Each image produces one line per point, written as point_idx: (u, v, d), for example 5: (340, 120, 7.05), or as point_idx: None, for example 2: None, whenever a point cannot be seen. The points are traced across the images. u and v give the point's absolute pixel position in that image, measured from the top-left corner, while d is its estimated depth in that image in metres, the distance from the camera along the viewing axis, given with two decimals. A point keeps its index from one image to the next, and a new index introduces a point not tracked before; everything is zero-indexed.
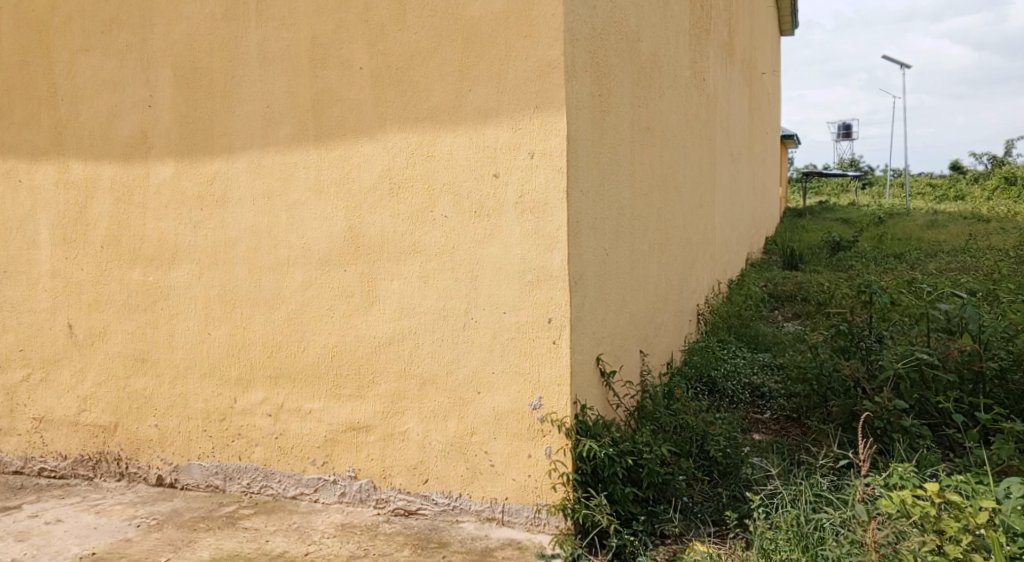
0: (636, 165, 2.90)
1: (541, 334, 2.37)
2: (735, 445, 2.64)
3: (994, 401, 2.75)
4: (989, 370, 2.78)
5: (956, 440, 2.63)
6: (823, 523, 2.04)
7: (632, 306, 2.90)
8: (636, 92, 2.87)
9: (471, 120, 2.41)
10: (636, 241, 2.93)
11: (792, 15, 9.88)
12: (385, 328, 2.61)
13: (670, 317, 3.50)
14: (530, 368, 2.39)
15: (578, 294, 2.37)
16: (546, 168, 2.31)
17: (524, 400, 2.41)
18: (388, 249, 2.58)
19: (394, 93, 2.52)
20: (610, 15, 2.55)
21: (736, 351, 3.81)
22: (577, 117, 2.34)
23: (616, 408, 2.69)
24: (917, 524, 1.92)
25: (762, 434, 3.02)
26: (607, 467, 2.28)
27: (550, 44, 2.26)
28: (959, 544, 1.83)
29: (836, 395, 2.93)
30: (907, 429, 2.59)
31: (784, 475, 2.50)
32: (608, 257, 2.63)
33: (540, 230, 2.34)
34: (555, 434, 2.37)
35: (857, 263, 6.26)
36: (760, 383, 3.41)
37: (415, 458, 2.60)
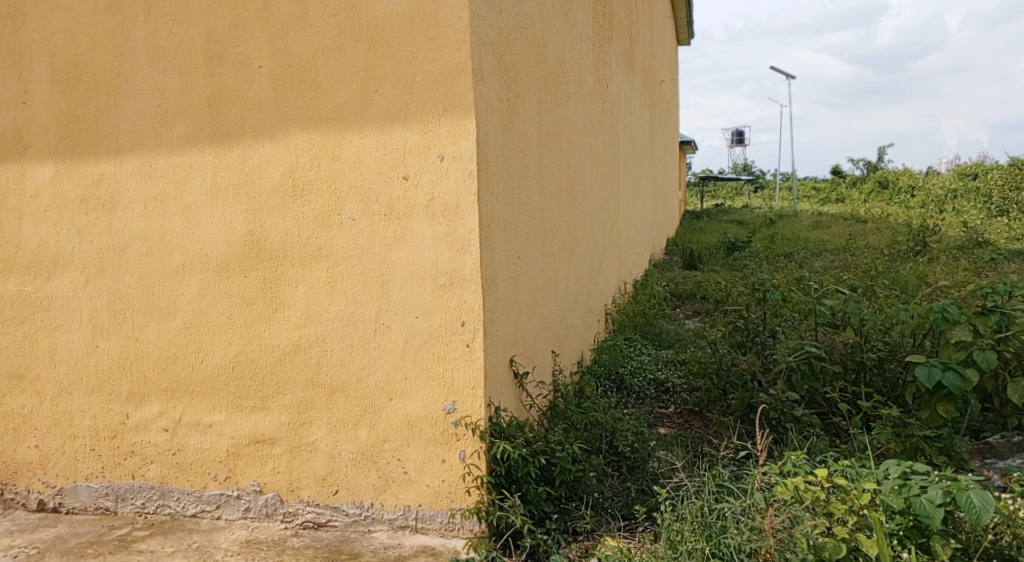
0: (545, 169, 2.94)
1: (453, 337, 2.35)
2: (642, 440, 2.72)
3: (874, 389, 2.97)
4: (869, 360, 3.00)
5: (842, 427, 2.82)
6: (725, 513, 2.11)
7: (543, 308, 2.93)
8: (544, 97, 2.91)
9: (378, 122, 2.37)
10: (546, 243, 2.97)
11: (688, 25, 10.29)
12: (290, 336, 2.52)
13: (580, 317, 3.57)
14: (443, 372, 2.37)
15: (490, 297, 2.38)
16: (456, 170, 2.30)
17: (438, 405, 2.39)
18: (293, 254, 2.49)
19: (296, 93, 2.44)
20: (515, 20, 2.58)
21: (642, 348, 3.93)
22: (486, 121, 2.35)
23: (530, 408, 2.72)
24: (809, 507, 2.06)
25: (667, 428, 3.13)
26: (520, 467, 2.30)
27: (457, 47, 2.25)
28: (846, 525, 2.00)
29: (734, 388, 3.08)
30: (799, 419, 2.77)
31: (689, 467, 2.60)
32: (519, 259, 2.65)
33: (451, 233, 2.33)
34: (468, 438, 2.37)
35: (751, 262, 6.60)
36: (664, 379, 3.52)
37: (324, 469, 2.53)
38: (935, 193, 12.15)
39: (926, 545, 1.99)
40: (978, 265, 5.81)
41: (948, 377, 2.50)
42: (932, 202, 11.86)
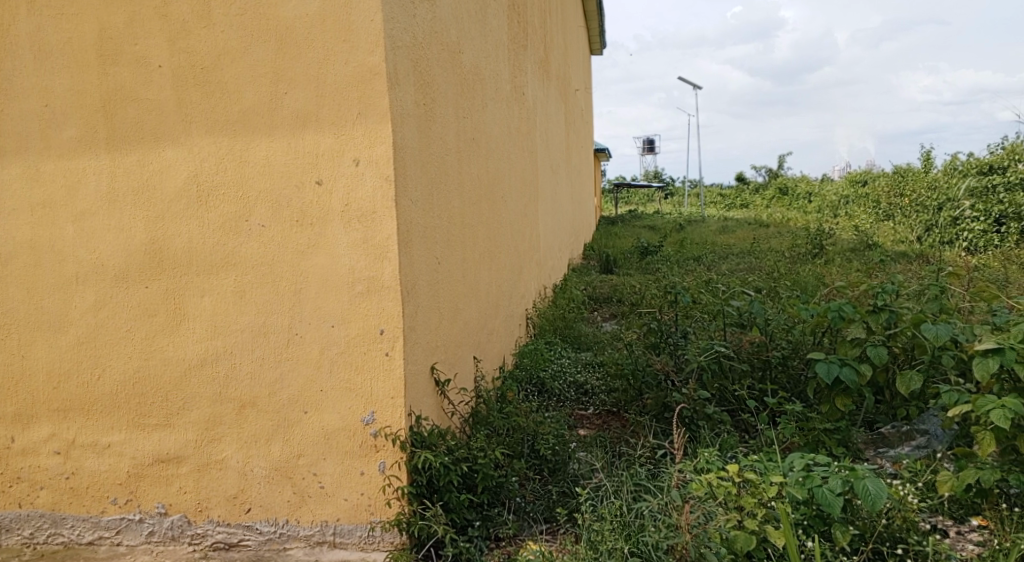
0: (464, 174, 2.93)
1: (371, 346, 2.30)
2: (563, 442, 2.70)
3: (778, 386, 3.11)
4: (773, 358, 3.13)
5: (750, 423, 2.95)
6: (643, 511, 2.16)
7: (465, 314, 2.91)
8: (460, 102, 2.90)
9: (289, 126, 2.29)
10: (466, 249, 2.96)
11: (601, 36, 10.52)
12: (197, 349, 2.40)
13: (502, 322, 3.58)
14: (361, 382, 2.32)
15: (410, 304, 2.34)
16: (373, 175, 2.26)
17: (356, 416, 2.33)
18: (198, 263, 2.38)
19: (200, 94, 2.33)
20: (430, 24, 2.55)
21: (561, 351, 3.97)
22: (403, 125, 2.31)
23: (452, 416, 2.70)
24: (721, 502, 2.14)
25: (586, 429, 3.17)
26: (442, 476, 2.27)
27: (370, 50, 2.21)
28: (756, 518, 2.07)
29: (649, 388, 3.17)
30: (710, 416, 2.87)
31: (608, 468, 2.63)
32: (440, 265, 2.62)
33: (368, 239, 2.28)
34: (388, 449, 2.32)
35: (663, 266, 6.81)
36: (583, 381, 3.54)
37: (235, 487, 2.42)
38: (830, 198, 12.91)
39: (827, 532, 2.10)
40: (869, 266, 6.20)
41: (844, 373, 2.66)
42: (827, 207, 12.60)
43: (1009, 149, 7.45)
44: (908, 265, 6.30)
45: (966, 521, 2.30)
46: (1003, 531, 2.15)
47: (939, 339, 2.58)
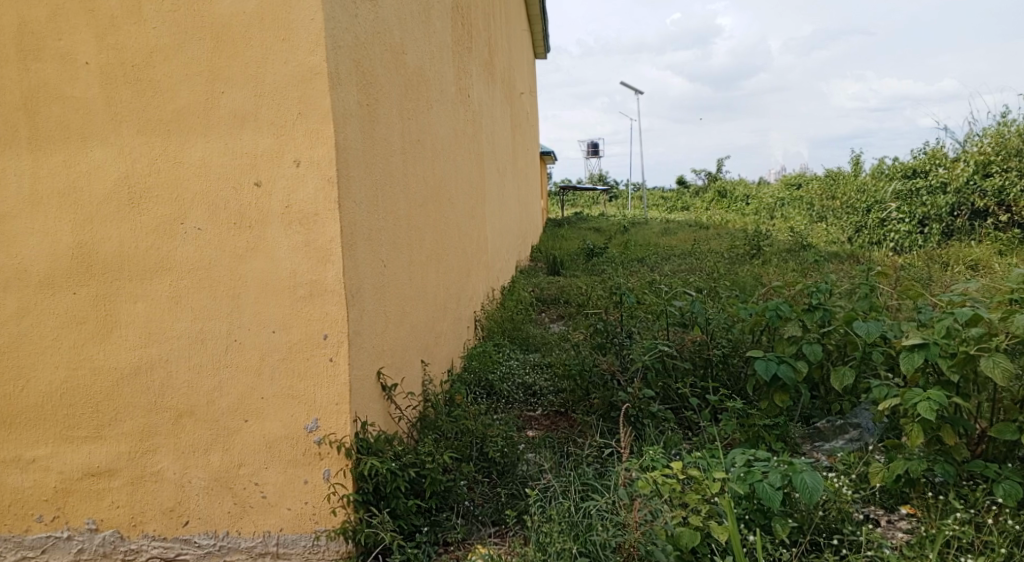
0: (409, 176, 2.90)
1: (315, 352, 2.25)
2: (512, 444, 2.70)
3: (720, 383, 3.18)
4: (715, 356, 3.21)
5: (693, 420, 3.01)
6: (591, 510, 2.19)
7: (412, 317, 2.88)
8: (405, 103, 2.87)
9: (226, 126, 2.23)
10: (413, 251, 2.93)
11: (545, 40, 10.59)
12: (129, 357, 2.31)
13: (449, 325, 3.56)
14: (304, 389, 2.27)
15: (355, 308, 2.30)
16: (315, 177, 2.21)
17: (299, 423, 2.28)
18: (129, 268, 2.28)
19: (131, 92, 2.24)
20: (372, 24, 2.52)
21: (509, 353, 3.97)
22: (345, 126, 2.27)
23: (399, 420, 2.66)
24: (667, 500, 2.17)
25: (535, 430, 3.18)
26: (389, 482, 2.24)
27: (310, 49, 2.17)
28: (700, 514, 2.11)
29: (596, 388, 3.20)
30: (655, 414, 2.93)
31: (556, 468, 2.64)
32: (385, 268, 2.58)
33: (310, 242, 2.23)
34: (333, 456, 2.27)
35: (608, 267, 6.90)
36: (531, 382, 3.55)
37: (172, 500, 2.33)
38: (767, 201, 13.33)
39: (768, 525, 2.16)
40: (804, 266, 6.42)
41: (782, 369, 2.75)
42: (763, 209, 13.01)
43: (930, 154, 7.84)
44: (840, 265, 6.55)
45: (896, 510, 2.39)
46: (930, 518, 2.24)
47: (870, 336, 2.69)
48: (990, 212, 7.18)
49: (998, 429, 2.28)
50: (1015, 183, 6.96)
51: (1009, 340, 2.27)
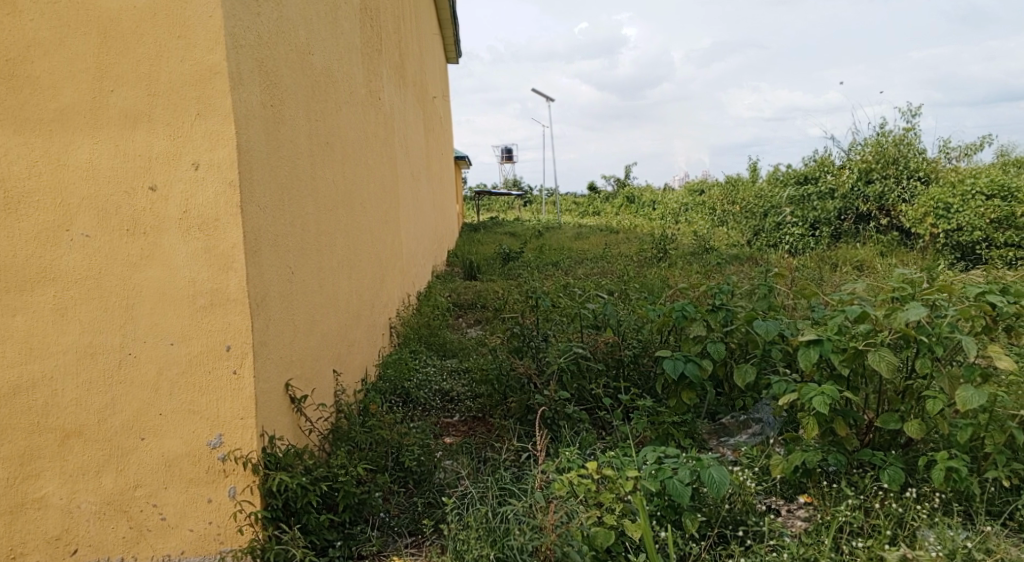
0: (318, 179, 2.82)
1: (217, 364, 2.15)
2: (428, 451, 2.66)
3: (632, 383, 3.26)
4: (626, 356, 3.29)
5: (606, 420, 3.07)
6: (509, 515, 2.18)
7: (323, 324, 2.80)
8: (312, 105, 2.79)
9: (115, 126, 2.09)
10: (323, 257, 2.85)
11: (456, 44, 10.56)
12: (6, 375, 2.12)
13: (363, 332, 3.48)
14: (206, 404, 2.16)
15: (260, 317, 2.20)
16: (214, 181, 2.11)
17: (201, 440, 2.16)
18: (6, 279, 2.10)
19: (7, 89, 2.08)
20: (276, 23, 2.43)
21: (426, 359, 3.91)
22: (247, 127, 2.18)
23: (309, 433, 2.57)
24: (582, 500, 2.21)
25: (452, 437, 3.14)
26: (299, 498, 2.16)
27: (209, 48, 2.07)
28: (614, 513, 2.17)
29: (513, 391, 3.20)
30: (570, 416, 2.95)
31: (473, 475, 2.62)
32: (293, 275, 2.50)
33: (211, 249, 2.13)
34: (239, 473, 2.18)
35: (523, 271, 6.96)
36: (448, 388, 3.51)
37: (59, 527, 2.18)
38: (672, 206, 13.84)
39: (678, 521, 2.22)
40: (707, 268, 6.70)
41: (688, 368, 2.84)
42: (668, 213, 13.51)
43: (819, 162, 8.36)
44: (741, 266, 6.88)
45: (795, 500, 2.50)
46: (825, 506, 2.36)
47: (769, 334, 2.81)
48: (873, 216, 7.79)
49: (883, 419, 2.45)
50: (894, 189, 7.60)
51: (892, 335, 2.43)
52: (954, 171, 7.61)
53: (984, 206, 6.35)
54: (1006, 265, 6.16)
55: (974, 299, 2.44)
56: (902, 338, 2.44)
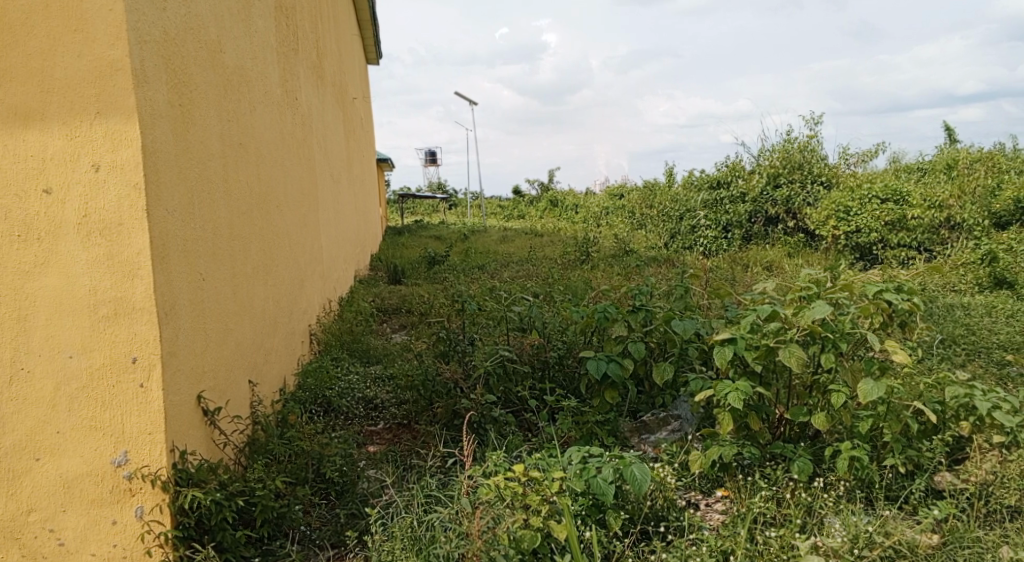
0: (230, 182, 2.71)
1: (123, 378, 2.03)
2: (351, 462, 2.60)
3: (557, 384, 3.29)
4: (551, 358, 3.32)
5: (532, 422, 3.09)
6: (434, 522, 2.17)
7: (237, 333, 2.69)
8: (224, 105, 2.68)
9: (5, 125, 1.98)
10: (237, 262, 2.74)
11: (376, 46, 10.41)
12: None
13: (281, 340, 3.37)
14: (109, 419, 2.04)
15: (169, 326, 2.10)
16: (116, 183, 1.99)
17: (104, 458, 2.05)
18: None
19: None
20: (184, 18, 2.32)
21: (349, 366, 3.82)
22: (153, 127, 2.07)
23: (224, 447, 2.46)
24: (510, 503, 2.18)
25: (376, 445, 3.07)
26: (213, 514, 2.06)
27: (109, 43, 1.95)
28: (540, 514, 2.16)
29: (439, 396, 3.18)
30: (497, 419, 2.94)
31: (398, 483, 2.57)
32: (204, 282, 2.39)
33: (113, 256, 2.01)
34: (146, 492, 2.07)
35: (449, 275, 6.94)
36: (372, 396, 3.43)
37: None
38: (593, 209, 14.10)
39: (602, 519, 2.26)
40: (628, 270, 6.87)
41: (610, 368, 2.90)
42: (590, 217, 13.75)
43: (731, 167, 8.70)
44: (659, 268, 7.09)
45: (712, 493, 2.58)
46: (740, 498, 2.44)
47: (686, 333, 2.90)
48: (781, 219, 8.18)
49: (792, 413, 2.57)
50: (799, 193, 8.01)
51: (800, 333, 2.54)
52: (853, 177, 8.09)
53: (879, 209, 6.84)
54: (900, 264, 6.62)
55: (872, 296, 2.59)
56: (809, 335, 2.55)
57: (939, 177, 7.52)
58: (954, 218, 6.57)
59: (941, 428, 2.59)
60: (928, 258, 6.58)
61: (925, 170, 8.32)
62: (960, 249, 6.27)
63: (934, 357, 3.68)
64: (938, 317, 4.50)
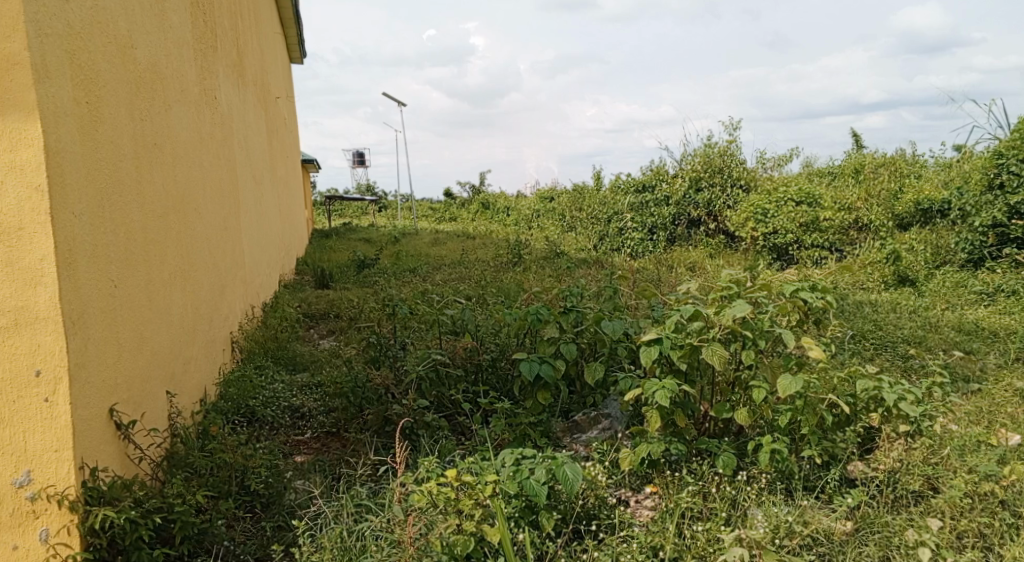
0: (144, 184, 2.58)
1: (26, 393, 1.91)
2: (278, 473, 2.53)
3: (490, 387, 3.28)
4: (484, 361, 3.31)
5: (465, 426, 3.07)
6: (364, 532, 2.18)
7: (153, 342, 2.56)
8: (136, 104, 2.55)
9: None
10: (151, 268, 2.61)
11: (300, 45, 10.16)
12: None
13: (200, 348, 3.23)
14: (10, 437, 1.92)
15: (77, 337, 1.98)
16: (15, 185, 1.88)
17: (4, 479, 1.92)
18: None
19: None
20: (91, 11, 2.20)
21: (274, 374, 3.69)
22: (57, 125, 1.95)
23: (140, 462, 2.34)
24: (442, 509, 2.15)
25: (303, 455, 2.98)
26: (128, 533, 1.96)
27: (6, 36, 1.83)
28: (474, 519, 2.13)
29: (370, 403, 3.14)
30: (429, 424, 2.91)
31: (327, 493, 2.50)
32: (116, 289, 2.26)
33: (13, 262, 1.89)
34: (52, 513, 1.95)
35: (379, 279, 6.84)
36: (299, 404, 3.33)
37: None
38: (524, 212, 14.18)
39: (535, 521, 2.26)
40: (558, 272, 6.94)
41: (543, 369, 2.91)
42: (521, 220, 13.84)
43: (655, 171, 8.93)
44: (588, 269, 7.21)
45: (641, 490, 2.64)
46: (668, 494, 2.50)
47: (615, 333, 2.94)
48: (703, 221, 8.45)
49: (716, 409, 2.65)
50: (719, 196, 8.29)
51: (722, 331, 2.63)
52: (769, 181, 8.44)
53: (795, 211, 7.15)
54: (813, 264, 6.93)
55: (789, 295, 2.71)
56: (730, 333, 2.64)
57: (847, 181, 7.93)
58: (861, 219, 6.94)
59: (853, 420, 2.73)
60: (839, 258, 6.93)
61: (835, 174, 8.77)
62: (866, 248, 6.62)
63: (846, 352, 3.88)
64: (849, 314, 4.74)
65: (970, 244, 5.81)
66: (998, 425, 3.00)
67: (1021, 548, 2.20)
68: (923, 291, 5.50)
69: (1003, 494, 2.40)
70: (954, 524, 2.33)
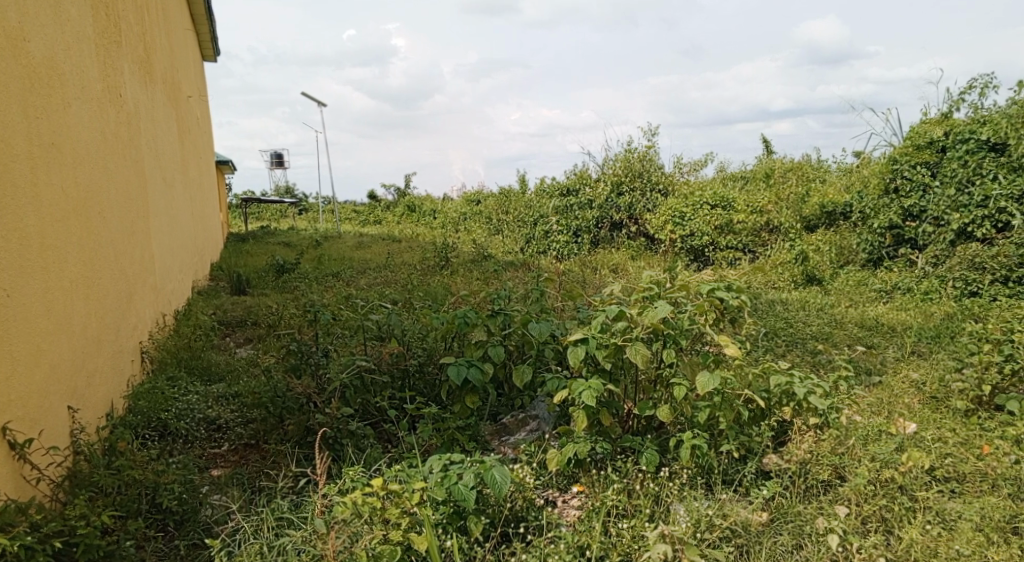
0: (41, 186, 2.42)
1: None
2: (194, 488, 2.41)
3: (416, 392, 3.24)
4: (410, 366, 3.27)
5: (391, 432, 3.02)
6: (286, 546, 2.11)
7: (53, 354, 2.40)
8: (30, 100, 2.39)
9: None
10: (50, 274, 2.45)
11: (213, 42, 9.77)
12: None
13: (106, 359, 3.05)
14: None
15: None
16: None
17: None
18: None
19: None
20: None
21: (187, 385, 3.52)
22: None
23: (37, 483, 2.19)
24: (368, 519, 2.12)
25: (220, 469, 2.88)
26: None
27: None
28: (400, 528, 2.10)
29: (291, 412, 3.02)
30: (353, 433, 2.85)
31: (245, 508, 2.41)
32: (8, 297, 2.11)
33: None
34: None
35: (300, 284, 6.65)
36: (215, 416, 3.19)
37: None
38: (450, 215, 14.11)
39: (463, 526, 2.25)
40: (486, 276, 6.93)
41: (470, 372, 2.88)
42: (447, 223, 13.75)
43: (578, 175, 9.08)
44: (516, 272, 7.24)
45: (568, 490, 2.67)
46: (595, 492, 2.55)
47: (542, 335, 2.96)
48: (625, 224, 8.64)
49: (640, 407, 2.71)
50: (640, 200, 8.51)
51: (645, 331, 2.69)
52: (686, 185, 8.72)
53: (711, 214, 7.42)
54: (729, 265, 7.20)
55: (706, 295, 2.80)
56: (652, 332, 2.70)
57: (759, 185, 8.28)
58: (772, 222, 7.25)
59: (768, 414, 2.86)
60: (752, 258, 7.22)
61: (747, 178, 9.15)
62: (777, 249, 6.94)
63: (760, 349, 4.04)
64: (762, 312, 4.94)
65: (870, 245, 6.17)
66: (896, 415, 3.20)
67: (917, 530, 2.35)
68: (829, 290, 5.80)
69: (902, 479, 2.56)
70: (859, 510, 2.47)
